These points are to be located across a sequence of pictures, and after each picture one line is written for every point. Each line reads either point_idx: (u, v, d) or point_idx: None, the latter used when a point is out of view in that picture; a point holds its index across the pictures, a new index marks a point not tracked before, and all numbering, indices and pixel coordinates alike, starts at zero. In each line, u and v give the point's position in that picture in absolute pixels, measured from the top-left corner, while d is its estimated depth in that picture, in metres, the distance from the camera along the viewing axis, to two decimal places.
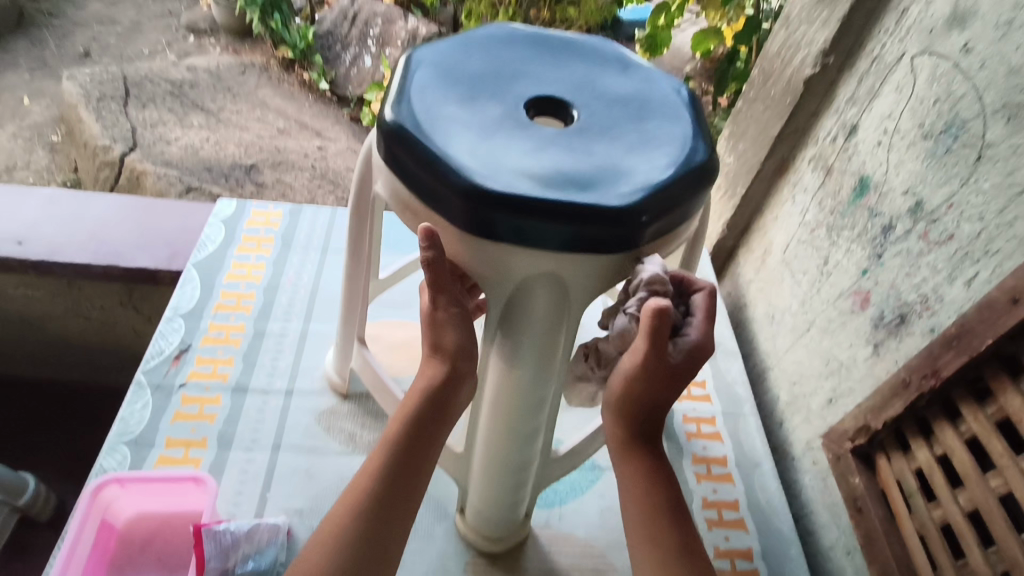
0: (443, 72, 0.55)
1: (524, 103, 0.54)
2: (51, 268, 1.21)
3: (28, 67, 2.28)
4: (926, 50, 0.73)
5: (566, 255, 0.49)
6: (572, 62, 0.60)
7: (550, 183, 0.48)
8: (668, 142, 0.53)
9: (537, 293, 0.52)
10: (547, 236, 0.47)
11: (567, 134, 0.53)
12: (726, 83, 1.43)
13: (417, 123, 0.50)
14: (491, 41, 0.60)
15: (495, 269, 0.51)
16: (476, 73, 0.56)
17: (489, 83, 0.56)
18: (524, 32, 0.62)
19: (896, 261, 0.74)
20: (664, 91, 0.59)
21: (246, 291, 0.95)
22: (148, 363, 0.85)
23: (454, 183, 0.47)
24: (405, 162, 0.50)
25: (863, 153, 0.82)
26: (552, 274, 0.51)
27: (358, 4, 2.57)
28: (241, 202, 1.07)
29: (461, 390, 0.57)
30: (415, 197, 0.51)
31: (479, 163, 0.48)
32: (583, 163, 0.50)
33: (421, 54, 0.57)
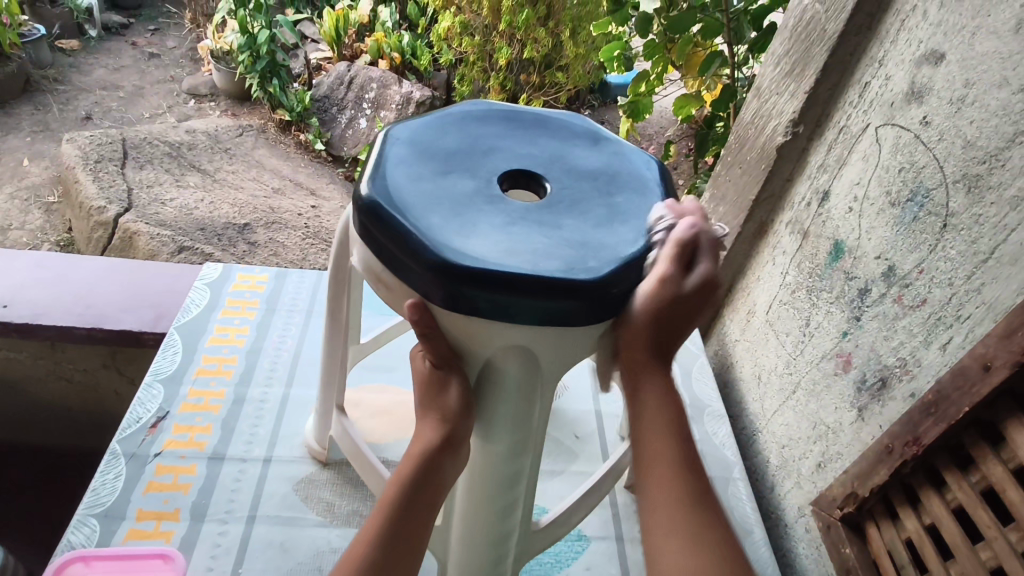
0: (417, 149, 0.57)
1: (496, 179, 0.56)
2: (34, 330, 1.21)
3: (30, 130, 2.34)
4: (889, 122, 0.76)
5: (536, 329, 0.49)
6: (543, 137, 0.63)
7: (520, 256, 0.48)
8: (636, 215, 0.55)
9: (510, 364, 0.52)
10: (517, 310, 0.48)
11: (538, 208, 0.54)
12: (707, 146, 1.48)
13: (391, 197, 0.51)
14: (467, 117, 0.63)
15: (469, 341, 0.51)
16: (451, 148, 0.58)
17: (463, 158, 0.58)
18: (498, 109, 0.65)
19: (873, 324, 0.75)
20: (634, 165, 0.61)
21: (228, 355, 0.95)
22: (123, 432, 0.83)
23: (425, 257, 0.47)
24: (378, 236, 0.50)
25: (836, 218, 0.84)
26: (524, 347, 0.51)
27: (354, 70, 2.67)
28: (227, 265, 1.08)
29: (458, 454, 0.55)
30: (388, 270, 0.52)
31: (451, 238, 0.49)
32: (554, 236, 0.51)
33: (398, 131, 0.59)
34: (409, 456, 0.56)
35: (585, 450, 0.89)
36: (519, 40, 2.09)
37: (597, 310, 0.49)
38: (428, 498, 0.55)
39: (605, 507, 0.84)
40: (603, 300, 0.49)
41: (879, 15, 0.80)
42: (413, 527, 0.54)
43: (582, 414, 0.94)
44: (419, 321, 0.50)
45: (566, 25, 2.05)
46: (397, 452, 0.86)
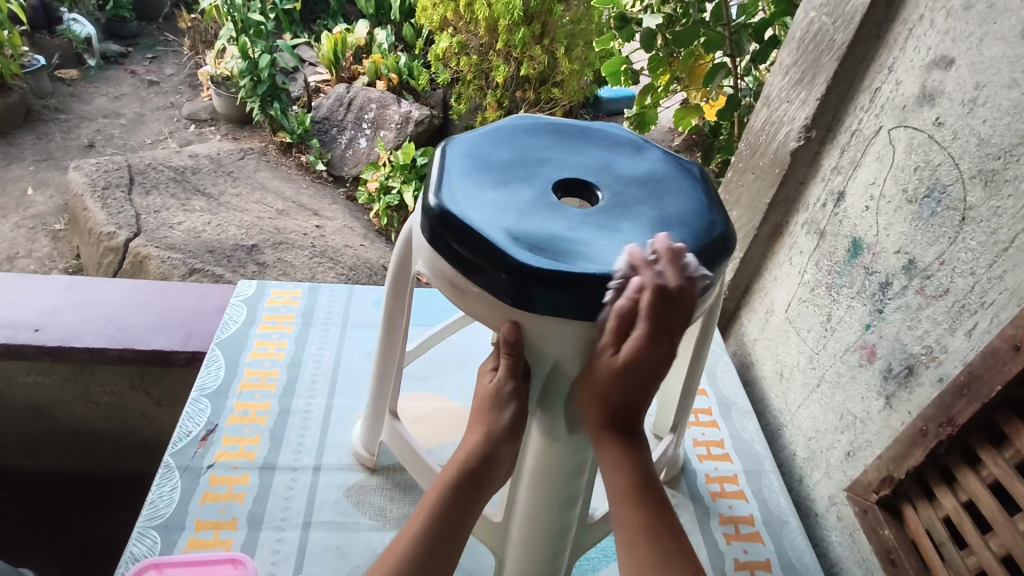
0: (476, 160, 0.60)
1: (552, 187, 0.60)
2: (65, 353, 1.22)
3: (34, 159, 2.37)
4: (901, 124, 0.81)
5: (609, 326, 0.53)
6: (591, 146, 0.66)
7: (588, 258, 0.52)
8: (686, 217, 0.59)
9: (576, 363, 0.56)
10: (588, 307, 0.51)
11: (594, 213, 0.57)
12: (713, 155, 1.52)
13: (460, 208, 0.54)
14: (516, 130, 0.66)
15: (538, 343, 0.55)
16: (506, 160, 0.61)
17: (519, 169, 0.61)
18: (543, 120, 0.68)
19: (897, 315, 0.79)
20: (676, 171, 0.64)
21: (270, 368, 0.97)
22: (176, 445, 0.86)
23: (503, 261, 0.51)
24: (451, 243, 0.54)
25: (853, 217, 0.89)
26: (589, 344, 0.54)
27: (353, 92, 2.72)
28: (260, 282, 1.11)
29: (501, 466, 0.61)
30: (458, 273, 0.55)
31: (520, 241, 0.52)
32: (615, 238, 0.55)
33: (455, 145, 0.62)
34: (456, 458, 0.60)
35: None
36: (515, 59, 2.18)
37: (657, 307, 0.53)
38: (472, 499, 0.59)
39: None
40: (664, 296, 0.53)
41: (886, 25, 0.85)
42: (458, 525, 0.58)
43: None
44: (512, 340, 0.54)
45: (561, 42, 2.10)
46: (443, 456, 0.89)
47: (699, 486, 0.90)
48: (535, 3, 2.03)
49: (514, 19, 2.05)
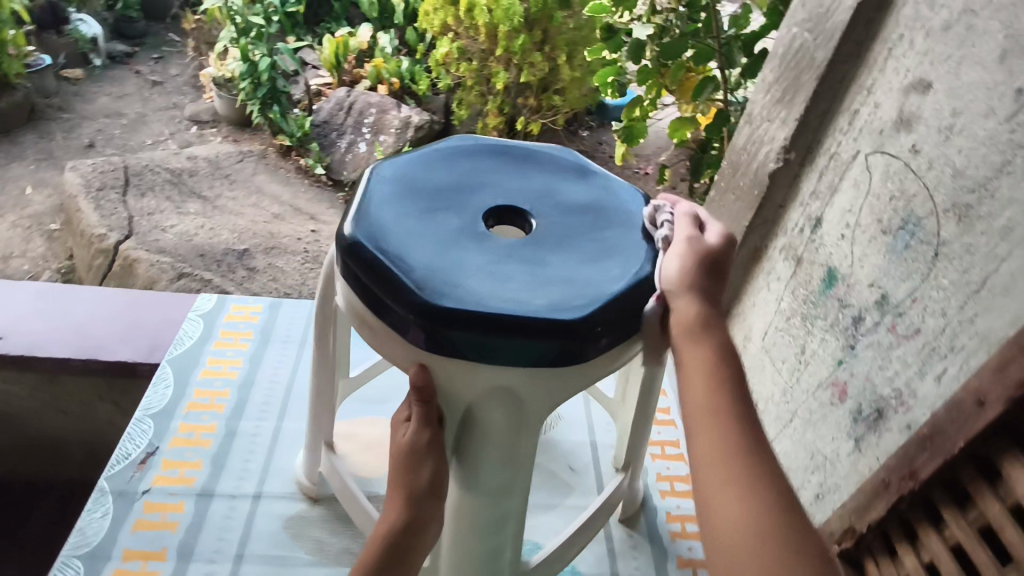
0: (404, 185, 0.57)
1: (483, 215, 0.56)
2: (30, 363, 1.20)
3: (35, 158, 2.38)
4: (878, 149, 0.76)
5: (531, 374, 0.49)
6: (534, 171, 0.62)
7: (505, 296, 0.48)
8: (625, 251, 0.55)
9: (491, 409, 0.51)
10: (501, 352, 0.47)
11: (523, 244, 0.53)
12: (702, 169, 1.47)
13: (374, 238, 0.50)
14: (452, 152, 0.62)
15: (449, 386, 0.50)
16: (437, 184, 0.58)
17: (450, 194, 0.57)
18: (486, 142, 0.64)
19: (868, 352, 0.74)
20: (622, 200, 0.60)
21: (221, 388, 0.94)
22: (113, 468, 0.83)
23: (410, 299, 0.47)
24: (361, 277, 0.50)
25: (829, 245, 0.84)
26: (504, 387, 0.49)
27: (353, 96, 2.68)
28: (221, 296, 1.08)
29: (427, 531, 0.54)
30: (370, 309, 0.51)
31: (434, 278, 0.48)
32: (541, 273, 0.51)
33: (383, 167, 0.58)
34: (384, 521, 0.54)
35: (579, 482, 0.88)
36: (515, 66, 2.13)
37: (580, 349, 0.48)
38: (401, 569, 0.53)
39: (599, 543, 0.82)
40: (588, 339, 0.48)
41: (867, 43, 0.80)
42: None
43: (576, 444, 0.92)
44: (421, 385, 0.50)
45: (562, 49, 2.08)
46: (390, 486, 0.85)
47: (659, 526, 0.85)
48: (535, 10, 2.00)
49: (514, 26, 2.01)
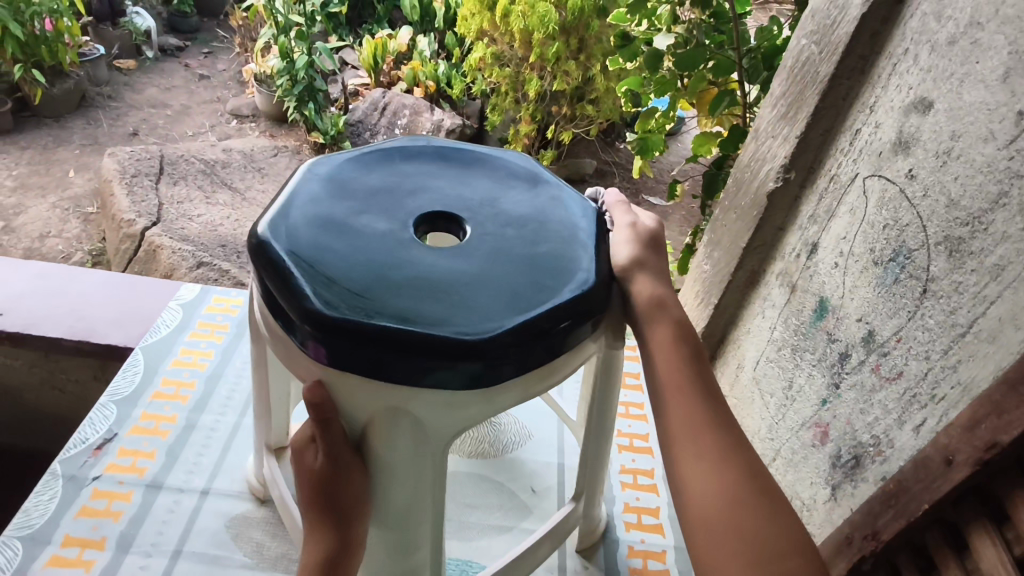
0: (336, 187, 0.56)
1: (412, 221, 0.54)
2: (26, 340, 1.23)
3: (80, 143, 2.47)
4: (876, 172, 0.70)
5: (430, 395, 0.46)
6: (478, 178, 0.60)
7: (406, 306, 0.46)
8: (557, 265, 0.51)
9: (390, 429, 0.48)
10: (393, 368, 0.45)
11: (444, 251, 0.51)
12: (717, 187, 1.40)
13: (285, 238, 0.49)
14: (398, 155, 0.61)
15: (346, 399, 0.48)
16: (371, 188, 0.56)
17: (383, 197, 0.55)
18: (436, 147, 0.63)
19: (851, 394, 0.68)
20: (567, 212, 0.57)
21: (188, 379, 0.93)
22: (67, 452, 0.82)
23: (303, 305, 0.45)
24: (266, 279, 0.49)
25: (822, 274, 0.78)
26: (401, 407, 0.47)
27: (388, 97, 2.71)
28: (205, 287, 1.09)
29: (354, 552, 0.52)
30: (275, 313, 0.50)
31: (335, 284, 0.46)
32: (455, 283, 0.48)
33: (319, 167, 0.58)
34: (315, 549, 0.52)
35: (540, 505, 0.83)
36: (549, 74, 2.20)
37: (486, 369, 0.45)
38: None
39: (551, 570, 0.77)
40: (495, 360, 0.45)
41: (872, 58, 0.74)
42: None
43: (543, 466, 0.88)
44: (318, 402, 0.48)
45: (597, 59, 2.10)
46: None
47: (618, 560, 0.79)
48: (571, 17, 2.02)
49: (549, 32, 2.03)
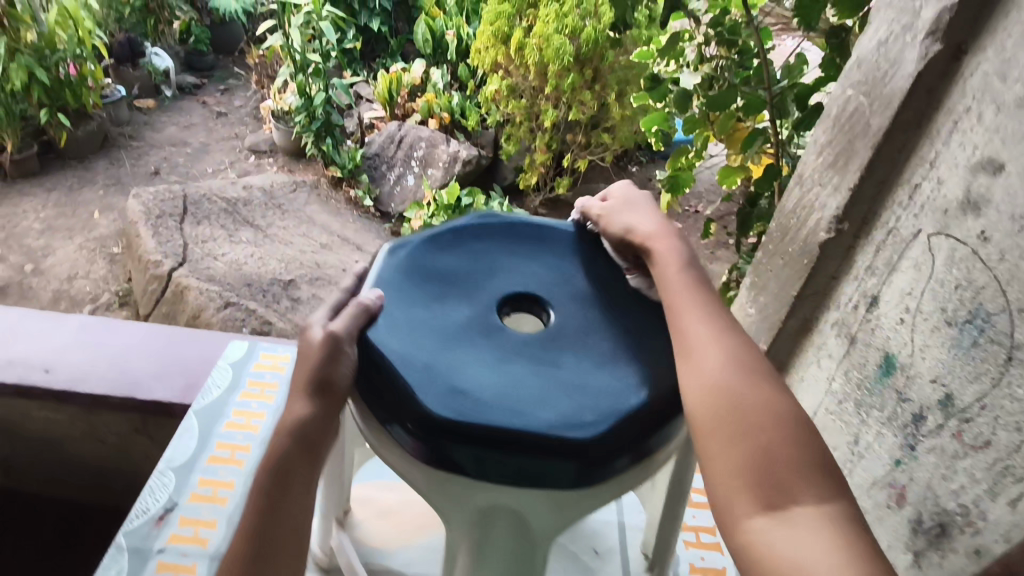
0: (418, 281, 0.61)
1: (496, 316, 0.59)
2: (71, 396, 1.24)
3: (104, 184, 2.49)
4: (942, 231, 0.69)
5: (533, 495, 0.51)
6: (545, 269, 0.65)
7: (502, 402, 0.51)
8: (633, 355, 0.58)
9: (500, 517, 0.53)
10: (505, 467, 0.50)
11: (529, 346, 0.57)
12: (751, 224, 1.40)
13: (387, 341, 0.55)
14: (469, 244, 0.66)
15: (457, 497, 0.52)
16: (449, 280, 0.62)
17: (462, 288, 0.61)
18: (500, 235, 0.68)
19: (931, 458, 0.67)
20: (634, 304, 0.64)
21: (242, 442, 0.94)
22: (131, 523, 0.83)
23: (418, 411, 0.50)
24: (372, 380, 0.53)
25: (886, 328, 0.77)
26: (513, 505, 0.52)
27: (404, 130, 2.83)
28: (252, 343, 1.10)
29: (319, 430, 0.56)
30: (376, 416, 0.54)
31: (443, 387, 0.51)
32: (547, 378, 0.54)
33: (396, 259, 0.63)
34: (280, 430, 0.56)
35: (605, 568, 0.82)
36: (564, 104, 2.27)
37: (591, 467, 0.50)
38: (299, 471, 0.55)
39: None
40: (600, 459, 0.50)
41: (928, 112, 0.73)
42: (286, 491, 0.54)
43: (602, 525, 0.87)
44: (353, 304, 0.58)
45: (612, 88, 2.17)
46: (405, 558, 0.82)
47: None
48: (586, 48, 2.08)
49: (564, 65, 2.11)
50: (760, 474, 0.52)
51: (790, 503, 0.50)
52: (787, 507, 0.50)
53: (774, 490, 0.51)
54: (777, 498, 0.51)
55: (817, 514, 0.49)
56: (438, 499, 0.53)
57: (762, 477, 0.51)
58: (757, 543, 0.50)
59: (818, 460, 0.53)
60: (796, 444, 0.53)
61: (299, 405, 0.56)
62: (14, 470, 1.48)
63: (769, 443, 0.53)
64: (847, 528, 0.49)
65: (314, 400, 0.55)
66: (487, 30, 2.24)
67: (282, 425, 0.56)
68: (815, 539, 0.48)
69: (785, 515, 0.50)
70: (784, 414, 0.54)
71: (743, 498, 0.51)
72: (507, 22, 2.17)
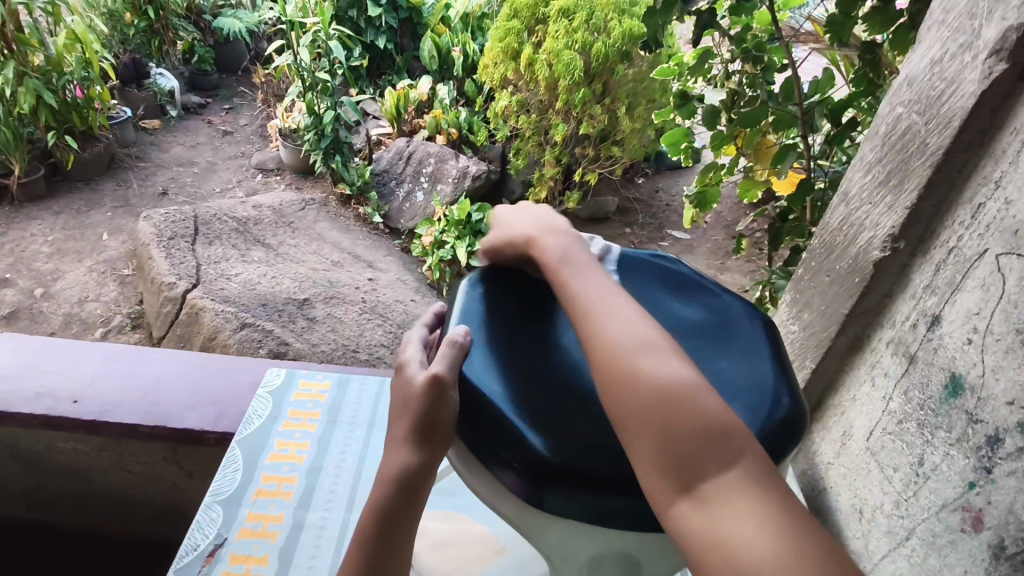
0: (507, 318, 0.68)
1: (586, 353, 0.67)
2: (100, 426, 1.22)
3: (112, 206, 2.46)
4: (1011, 251, 0.68)
5: (637, 534, 0.57)
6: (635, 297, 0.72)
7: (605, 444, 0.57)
8: (731, 389, 0.63)
9: (605, 557, 0.61)
10: (612, 512, 0.56)
11: None
12: (781, 239, 1.40)
13: (486, 383, 0.60)
14: None
15: (566, 539, 0.59)
16: (536, 315, 0.70)
17: (550, 325, 0.69)
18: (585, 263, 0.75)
19: (1010, 481, 0.66)
20: (732, 322, 0.70)
21: (288, 474, 0.96)
22: (180, 560, 0.82)
23: (525, 458, 0.56)
24: (479, 421, 0.59)
25: (951, 348, 0.76)
26: (617, 550, 0.60)
27: (413, 146, 2.84)
28: (290, 370, 1.12)
29: (425, 474, 0.63)
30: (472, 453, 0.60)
31: (550, 432, 0.57)
32: None
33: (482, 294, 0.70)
34: (389, 472, 0.63)
35: None
36: (574, 118, 2.26)
37: None
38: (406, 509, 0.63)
39: None
40: None
41: (991, 132, 0.73)
42: (399, 525, 0.63)
43: None
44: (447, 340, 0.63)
45: (621, 101, 2.17)
46: None
47: None
48: (596, 62, 2.08)
49: (575, 79, 2.10)
50: (670, 457, 0.52)
51: (698, 478, 0.51)
52: (696, 484, 0.51)
53: (681, 468, 0.52)
54: (687, 476, 0.52)
55: (724, 484, 0.51)
56: (528, 531, 0.61)
57: (671, 459, 0.52)
58: (680, 525, 0.51)
59: (711, 422, 0.53)
60: (699, 414, 0.53)
61: (404, 455, 0.62)
62: (37, 500, 1.46)
63: (666, 421, 0.53)
64: (755, 487, 0.51)
65: (419, 452, 0.62)
66: (497, 45, 2.24)
67: (392, 467, 0.63)
68: (729, 507, 0.50)
69: (697, 491, 0.51)
70: (675, 386, 0.54)
71: (660, 483, 0.52)
72: (516, 38, 2.16)
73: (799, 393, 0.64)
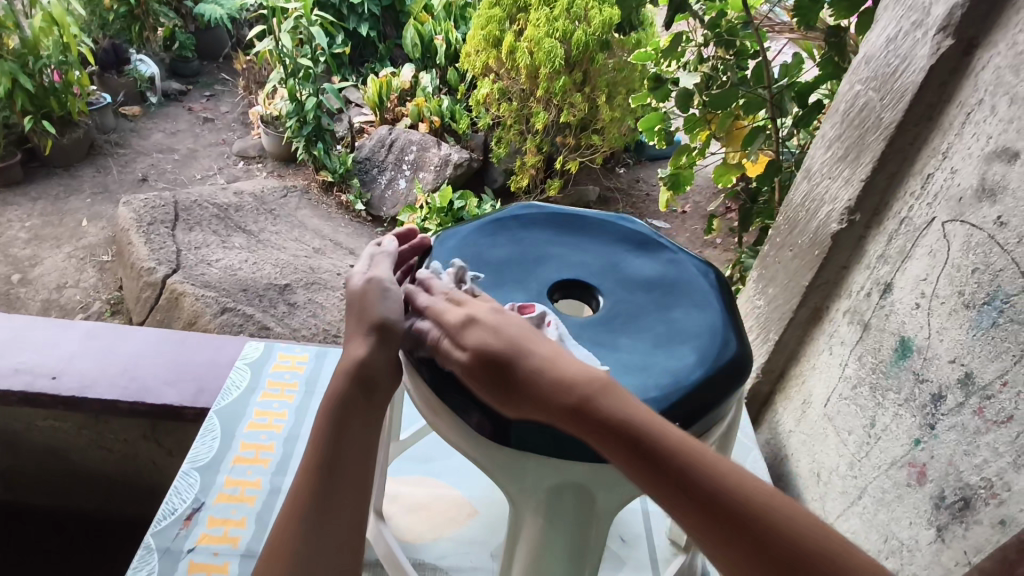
0: (475, 265, 0.73)
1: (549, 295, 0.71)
2: (79, 402, 1.22)
3: (90, 192, 2.43)
4: (957, 218, 0.72)
5: (590, 464, 0.62)
6: (597, 251, 0.77)
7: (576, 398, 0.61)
8: (683, 334, 0.66)
9: (565, 497, 0.65)
10: (566, 445, 0.60)
11: (588, 324, 0.67)
12: (751, 219, 1.45)
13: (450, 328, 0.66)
14: (519, 228, 0.79)
15: (527, 478, 0.64)
16: (505, 262, 0.74)
17: (517, 271, 0.73)
18: (550, 220, 0.80)
19: (950, 435, 0.70)
20: (688, 274, 0.74)
21: (266, 442, 1.04)
22: (159, 525, 0.91)
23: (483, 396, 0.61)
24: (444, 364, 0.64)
25: (901, 313, 0.80)
26: (575, 484, 0.64)
27: (395, 134, 2.81)
28: (268, 344, 1.21)
29: (383, 367, 0.66)
30: (436, 396, 0.66)
31: None
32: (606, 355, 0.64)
33: (451, 245, 0.75)
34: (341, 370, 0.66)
35: (633, 555, 1.02)
36: (555, 106, 2.27)
37: None
38: (364, 404, 0.65)
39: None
40: None
41: (940, 105, 0.77)
42: (356, 420, 0.65)
43: (632, 517, 1.08)
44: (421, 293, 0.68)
45: (602, 90, 2.17)
46: (435, 549, 0.95)
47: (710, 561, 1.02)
48: (576, 51, 2.09)
49: (556, 68, 2.11)
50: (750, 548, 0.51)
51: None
52: None
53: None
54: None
55: None
56: (496, 472, 0.65)
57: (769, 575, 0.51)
58: None
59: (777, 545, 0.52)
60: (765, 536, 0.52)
61: (359, 347, 0.66)
62: (17, 481, 1.46)
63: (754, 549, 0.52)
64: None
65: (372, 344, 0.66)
66: (479, 33, 2.24)
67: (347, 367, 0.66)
68: None
69: None
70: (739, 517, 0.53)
71: None
72: (498, 27, 2.19)
73: (746, 336, 0.69)
